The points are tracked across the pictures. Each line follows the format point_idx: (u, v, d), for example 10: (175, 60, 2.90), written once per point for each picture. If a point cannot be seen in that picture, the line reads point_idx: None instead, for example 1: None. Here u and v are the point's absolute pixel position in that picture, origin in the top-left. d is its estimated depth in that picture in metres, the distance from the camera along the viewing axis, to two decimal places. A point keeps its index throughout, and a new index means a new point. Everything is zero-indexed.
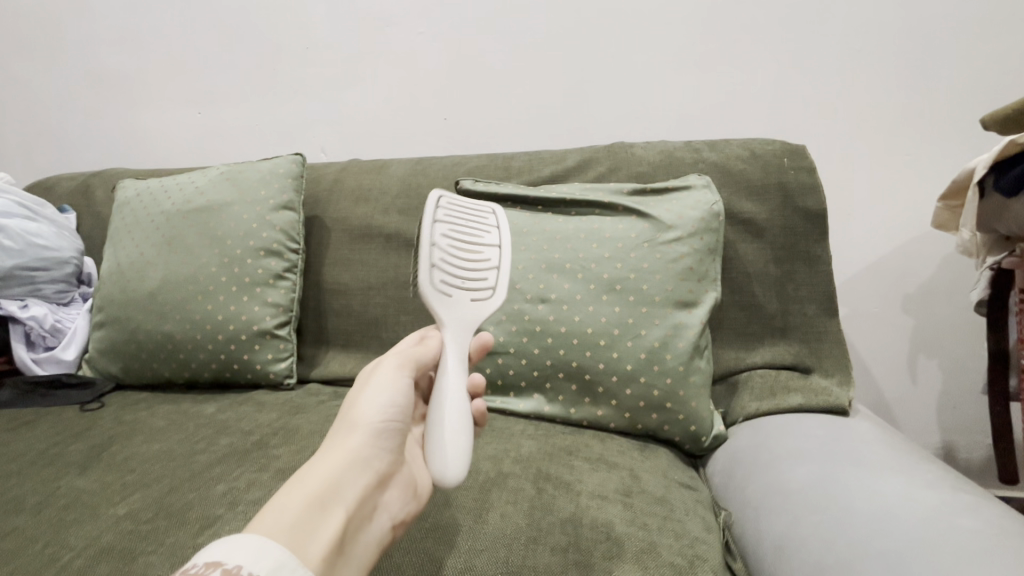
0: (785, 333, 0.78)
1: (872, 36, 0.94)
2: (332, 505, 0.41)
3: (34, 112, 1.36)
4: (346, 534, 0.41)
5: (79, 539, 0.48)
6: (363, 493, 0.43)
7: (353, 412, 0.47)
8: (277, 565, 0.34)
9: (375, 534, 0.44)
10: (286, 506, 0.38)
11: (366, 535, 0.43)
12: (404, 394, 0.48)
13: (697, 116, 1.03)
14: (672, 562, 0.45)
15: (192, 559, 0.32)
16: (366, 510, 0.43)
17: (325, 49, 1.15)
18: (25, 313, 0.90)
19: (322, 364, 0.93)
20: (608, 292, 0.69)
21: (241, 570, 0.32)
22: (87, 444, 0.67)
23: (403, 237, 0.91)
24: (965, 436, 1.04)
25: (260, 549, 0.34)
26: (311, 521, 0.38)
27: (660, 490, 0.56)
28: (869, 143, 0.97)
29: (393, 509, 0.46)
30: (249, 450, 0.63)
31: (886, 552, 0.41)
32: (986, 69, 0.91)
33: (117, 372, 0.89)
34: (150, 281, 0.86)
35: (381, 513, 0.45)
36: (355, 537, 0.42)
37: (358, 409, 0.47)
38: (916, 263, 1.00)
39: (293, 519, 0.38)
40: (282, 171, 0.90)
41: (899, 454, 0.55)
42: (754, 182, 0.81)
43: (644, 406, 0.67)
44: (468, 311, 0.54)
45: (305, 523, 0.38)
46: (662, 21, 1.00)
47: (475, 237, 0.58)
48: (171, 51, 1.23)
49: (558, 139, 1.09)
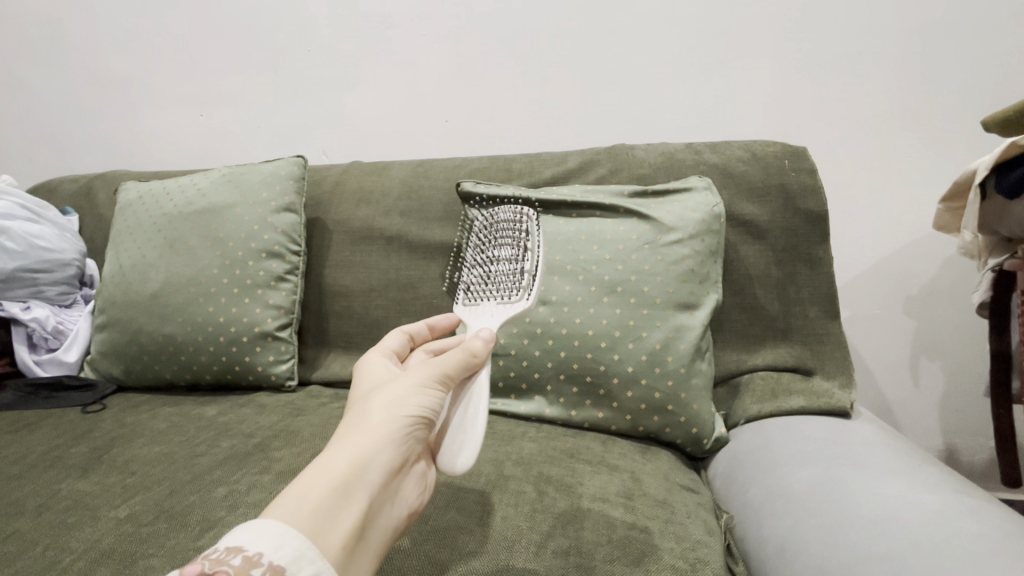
0: (786, 335, 0.78)
1: (872, 37, 0.94)
2: (356, 491, 0.37)
3: (37, 113, 1.37)
4: (367, 522, 0.38)
5: (80, 541, 0.49)
6: (388, 482, 0.40)
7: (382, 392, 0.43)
8: (296, 554, 0.33)
9: (394, 523, 0.41)
10: (309, 490, 0.36)
11: (385, 524, 0.40)
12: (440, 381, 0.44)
13: (698, 118, 1.03)
14: (673, 565, 0.45)
15: (214, 545, 0.33)
16: (387, 498, 0.40)
17: (326, 51, 1.15)
18: (28, 315, 0.90)
19: (323, 366, 0.93)
20: (609, 293, 0.69)
21: (262, 557, 0.32)
22: (89, 446, 0.68)
23: (404, 239, 0.91)
24: (967, 438, 1.03)
25: (281, 535, 0.33)
26: (333, 510, 0.36)
27: (662, 493, 0.56)
28: (870, 143, 0.97)
29: (412, 498, 0.43)
30: (251, 452, 0.63)
31: (888, 555, 0.41)
32: (988, 70, 0.91)
33: (119, 374, 0.89)
34: (153, 283, 0.86)
35: (401, 500, 0.42)
36: (375, 526, 0.39)
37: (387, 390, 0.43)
38: (918, 265, 1.00)
39: (315, 505, 0.35)
40: (284, 173, 0.90)
41: (902, 457, 0.55)
42: (755, 184, 0.81)
43: (647, 408, 0.67)
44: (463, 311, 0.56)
45: (327, 512, 0.35)
46: (663, 22, 1.00)
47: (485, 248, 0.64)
48: (173, 52, 1.23)
49: (559, 140, 1.09)
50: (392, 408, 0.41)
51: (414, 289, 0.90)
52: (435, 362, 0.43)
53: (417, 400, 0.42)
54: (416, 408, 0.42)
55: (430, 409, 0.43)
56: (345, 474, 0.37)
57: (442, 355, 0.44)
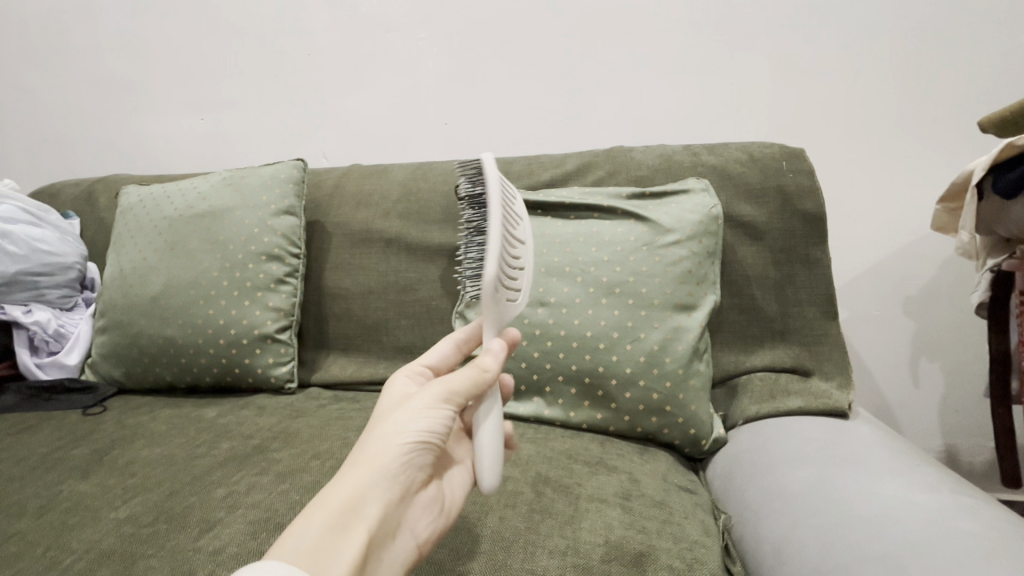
0: (784, 336, 0.78)
1: (870, 38, 0.94)
2: (354, 525, 0.37)
3: (38, 118, 1.37)
4: (368, 554, 0.38)
5: (80, 542, 0.49)
6: (391, 511, 0.40)
7: (386, 422, 0.43)
8: None
9: (400, 552, 0.41)
10: (307, 526, 0.36)
11: (389, 553, 0.40)
12: (446, 408, 0.44)
13: (696, 120, 1.03)
14: (670, 565, 0.45)
15: None
16: (390, 528, 0.40)
17: (326, 55, 1.15)
18: (30, 318, 0.90)
19: (323, 368, 0.93)
20: (607, 295, 0.70)
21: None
22: (90, 447, 0.68)
23: (404, 242, 0.92)
24: (967, 440, 1.03)
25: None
26: (334, 545, 0.36)
27: (660, 494, 0.56)
28: (868, 144, 0.98)
29: (421, 525, 0.43)
30: (250, 454, 0.63)
31: (885, 554, 0.41)
32: (985, 71, 0.91)
33: (120, 376, 0.89)
34: (153, 286, 0.86)
35: (406, 529, 0.42)
36: (379, 557, 0.39)
37: (389, 418, 0.43)
38: (917, 265, 1.00)
39: (313, 542, 0.35)
40: (284, 176, 0.90)
41: (899, 457, 0.55)
42: (753, 185, 0.81)
43: (645, 409, 0.67)
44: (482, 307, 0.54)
45: (327, 547, 0.35)
46: (661, 24, 1.01)
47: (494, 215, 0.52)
48: (174, 57, 1.24)
49: (557, 142, 1.10)
50: (392, 436, 0.41)
51: (413, 291, 0.90)
52: (438, 382, 0.44)
53: (418, 425, 0.42)
54: (418, 432, 0.42)
55: (433, 433, 0.43)
56: (344, 508, 0.37)
57: (446, 375, 0.44)
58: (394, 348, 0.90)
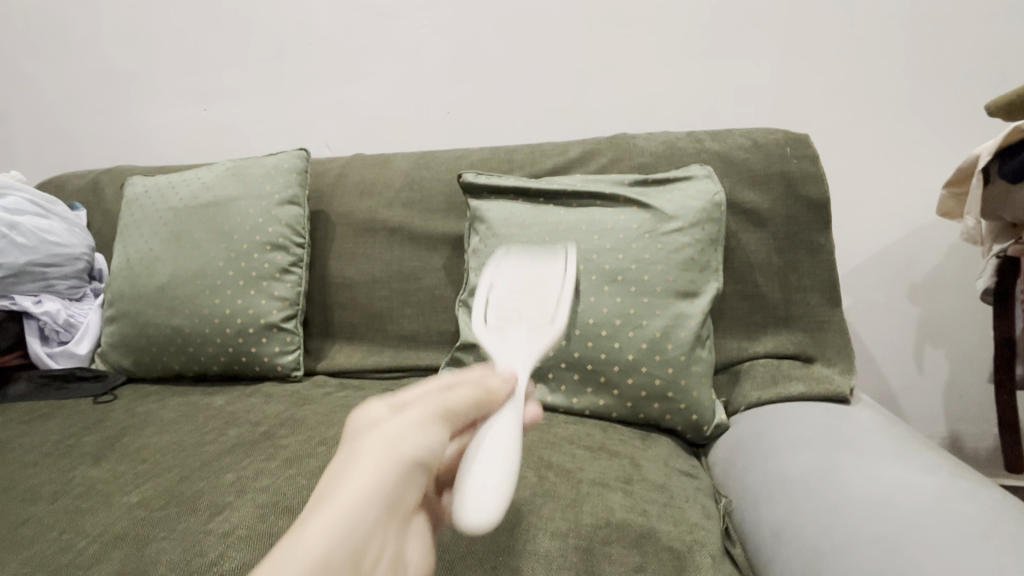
0: (787, 323, 0.78)
1: (878, 21, 0.93)
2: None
3: (42, 109, 1.38)
4: None
5: (94, 525, 0.50)
6: (378, 558, 0.28)
7: (369, 438, 0.32)
8: None
9: None
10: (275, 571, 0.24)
11: None
12: (444, 428, 0.34)
13: (701, 106, 1.03)
14: (671, 547, 0.46)
15: None
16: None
17: (327, 43, 1.15)
18: (39, 308, 0.91)
19: (329, 356, 0.94)
20: (609, 282, 0.70)
21: None
22: (101, 435, 0.69)
23: (407, 231, 0.92)
24: (971, 425, 1.04)
25: None
26: None
27: (662, 478, 0.57)
28: (874, 129, 0.97)
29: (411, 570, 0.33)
30: (257, 440, 0.64)
31: (882, 536, 0.41)
32: (994, 54, 0.90)
33: (129, 365, 0.91)
34: (160, 276, 0.87)
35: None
36: None
37: (369, 439, 0.32)
38: (923, 251, 1.00)
39: None
40: (287, 166, 0.91)
41: (899, 440, 0.55)
42: (756, 171, 0.81)
43: (647, 395, 0.68)
44: (528, 348, 0.49)
45: None
46: (666, 9, 0.99)
47: (533, 278, 0.59)
48: (176, 47, 1.24)
49: (560, 131, 1.09)
50: (380, 458, 0.30)
51: (417, 280, 0.91)
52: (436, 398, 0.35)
53: (417, 443, 0.32)
54: (417, 454, 0.32)
55: (430, 458, 0.33)
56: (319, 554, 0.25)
57: (451, 393, 0.37)
58: (399, 336, 0.91)
